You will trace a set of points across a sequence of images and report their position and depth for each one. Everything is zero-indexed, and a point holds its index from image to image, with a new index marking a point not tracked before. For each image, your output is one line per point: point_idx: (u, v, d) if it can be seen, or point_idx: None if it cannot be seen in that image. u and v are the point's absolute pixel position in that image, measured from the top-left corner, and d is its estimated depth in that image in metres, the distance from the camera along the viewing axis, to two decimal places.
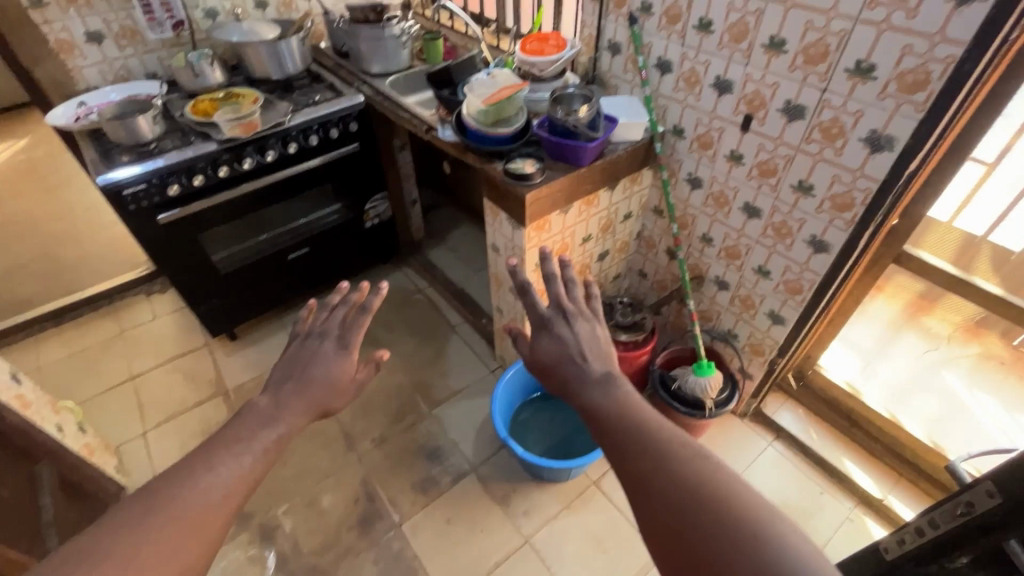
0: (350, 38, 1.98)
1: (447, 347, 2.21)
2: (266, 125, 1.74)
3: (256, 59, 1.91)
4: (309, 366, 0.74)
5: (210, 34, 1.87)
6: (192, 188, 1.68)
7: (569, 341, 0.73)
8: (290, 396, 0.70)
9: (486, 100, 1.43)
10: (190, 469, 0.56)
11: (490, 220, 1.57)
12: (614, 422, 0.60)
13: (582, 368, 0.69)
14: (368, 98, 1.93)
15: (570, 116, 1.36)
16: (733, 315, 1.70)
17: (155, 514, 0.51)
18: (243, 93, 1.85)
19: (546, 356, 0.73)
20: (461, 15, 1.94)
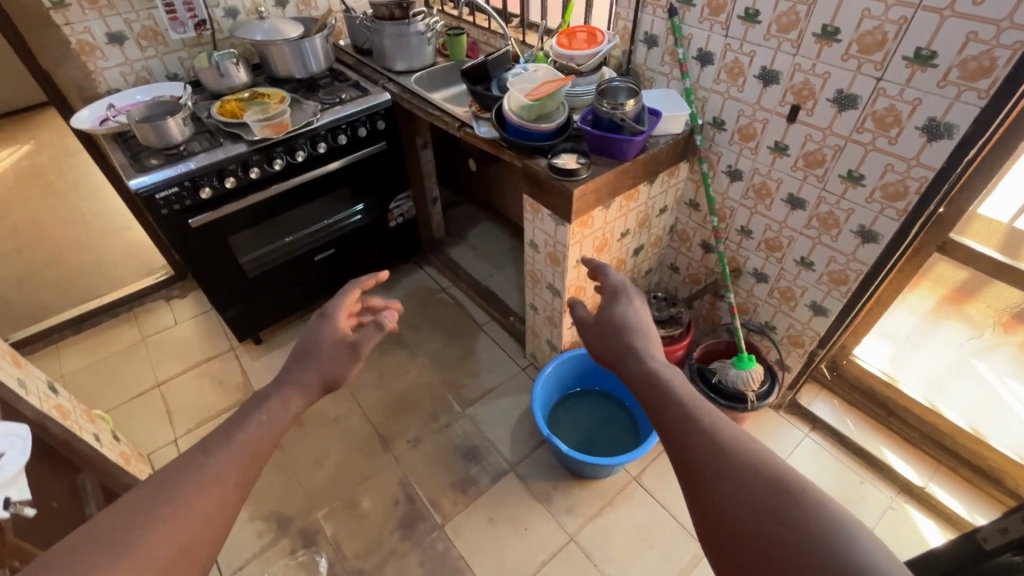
0: (374, 35, 1.95)
1: (476, 345, 2.20)
2: (296, 125, 1.72)
3: (280, 58, 1.88)
4: (321, 340, 0.81)
5: (232, 33, 1.83)
6: (223, 190, 1.65)
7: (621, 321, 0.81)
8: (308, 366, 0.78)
9: (528, 93, 1.42)
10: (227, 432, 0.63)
11: (530, 216, 1.56)
12: (661, 400, 0.65)
13: (630, 344, 0.76)
14: (394, 96, 1.91)
15: (615, 108, 1.34)
16: (772, 307, 1.69)
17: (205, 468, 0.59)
18: (270, 93, 1.82)
19: (599, 334, 0.82)
20: (486, 9, 1.92)
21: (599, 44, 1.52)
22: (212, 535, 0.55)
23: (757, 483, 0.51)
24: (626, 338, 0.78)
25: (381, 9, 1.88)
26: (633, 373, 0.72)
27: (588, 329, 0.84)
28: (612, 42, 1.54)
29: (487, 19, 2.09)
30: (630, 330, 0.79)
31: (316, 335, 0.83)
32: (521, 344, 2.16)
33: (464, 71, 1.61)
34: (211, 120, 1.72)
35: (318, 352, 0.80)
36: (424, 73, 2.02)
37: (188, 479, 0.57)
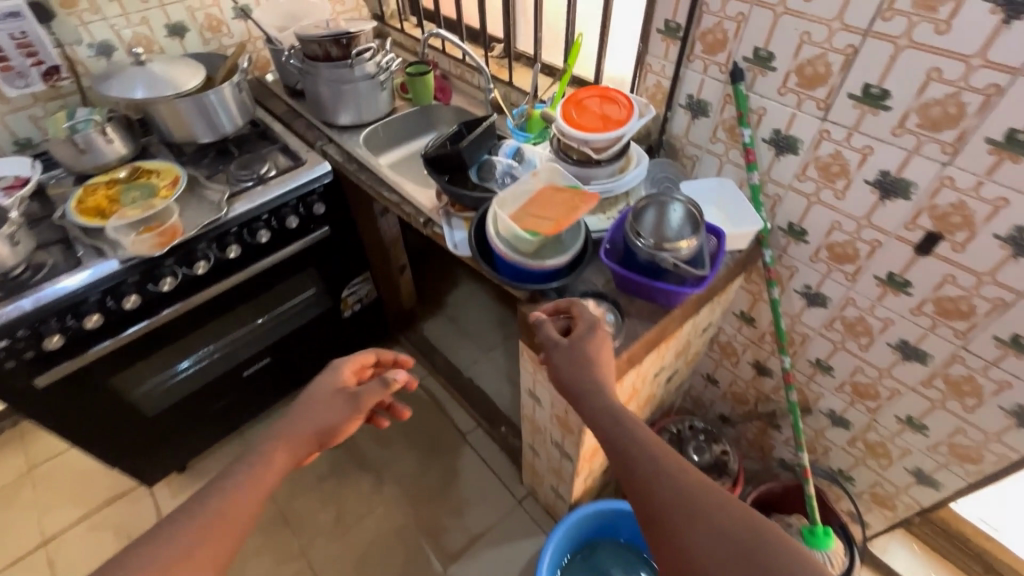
0: (307, 79, 1.43)
1: (459, 465, 1.74)
2: (194, 227, 1.21)
3: (173, 118, 1.34)
4: (316, 404, 0.84)
5: (99, 87, 1.28)
6: (81, 333, 1.14)
7: (586, 354, 0.82)
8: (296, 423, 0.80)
9: (532, 220, 0.91)
10: (219, 485, 0.69)
11: (531, 365, 1.10)
12: (612, 425, 0.75)
13: (590, 377, 0.80)
14: (338, 166, 1.40)
15: (660, 251, 0.86)
16: (851, 456, 1.27)
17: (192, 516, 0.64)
18: (154, 169, 1.31)
19: (568, 362, 0.82)
20: (460, 43, 1.42)
21: (630, 115, 1.02)
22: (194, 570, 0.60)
23: (724, 541, 0.60)
24: (588, 372, 0.80)
25: (311, 46, 1.35)
26: (593, 405, 0.77)
27: (557, 356, 0.84)
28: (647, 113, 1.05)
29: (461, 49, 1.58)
30: (594, 366, 0.81)
31: (319, 390, 0.87)
32: (515, 464, 1.72)
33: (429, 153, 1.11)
34: (61, 220, 1.19)
35: (319, 404, 0.84)
36: (378, 126, 1.52)
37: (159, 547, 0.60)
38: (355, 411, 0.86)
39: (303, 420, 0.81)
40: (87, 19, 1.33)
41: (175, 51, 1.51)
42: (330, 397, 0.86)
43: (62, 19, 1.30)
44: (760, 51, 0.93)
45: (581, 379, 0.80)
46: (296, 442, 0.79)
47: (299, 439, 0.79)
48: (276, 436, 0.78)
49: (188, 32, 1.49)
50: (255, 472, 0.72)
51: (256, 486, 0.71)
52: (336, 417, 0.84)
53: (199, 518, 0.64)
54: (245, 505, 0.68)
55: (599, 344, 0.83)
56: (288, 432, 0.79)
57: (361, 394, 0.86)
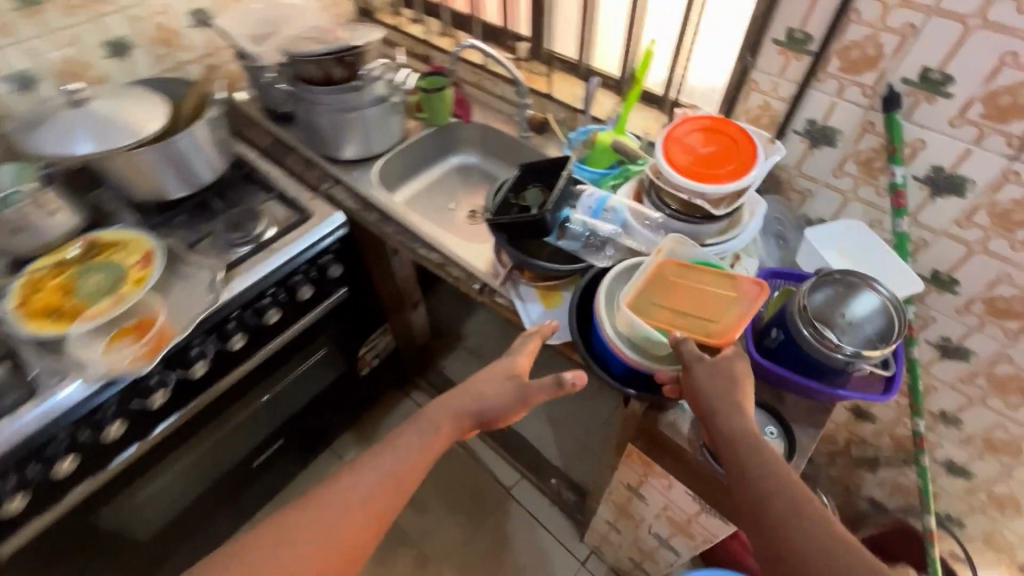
0: (300, 106, 1.14)
1: (506, 527, 1.55)
2: (184, 323, 0.92)
3: (134, 172, 1.03)
4: (481, 384, 0.82)
5: (25, 139, 0.96)
6: (50, 483, 0.88)
7: (727, 370, 0.68)
8: (457, 405, 0.80)
9: (678, 324, 0.73)
10: (397, 443, 0.77)
11: (639, 467, 0.89)
12: (752, 454, 0.62)
13: (733, 398, 0.66)
14: (352, 214, 1.14)
15: (832, 348, 0.67)
16: (966, 505, 1.15)
17: (373, 470, 0.74)
18: (117, 240, 1.02)
19: (713, 381, 0.67)
20: (490, 51, 1.15)
21: (755, 160, 0.81)
22: (362, 533, 0.69)
23: None
24: (730, 391, 0.67)
25: (306, 66, 1.06)
26: (732, 427, 0.65)
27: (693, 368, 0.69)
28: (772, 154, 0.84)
29: (481, 54, 1.32)
30: (739, 387, 0.67)
31: (482, 374, 0.83)
32: (570, 519, 1.55)
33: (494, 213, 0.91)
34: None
35: (483, 383, 0.82)
36: (391, 156, 1.25)
37: (328, 511, 0.69)
38: (516, 402, 0.80)
39: (459, 399, 0.81)
40: None
41: (120, 74, 1.18)
42: (492, 381, 0.81)
43: None
44: (930, 74, 0.73)
45: (716, 395, 0.67)
46: (454, 416, 0.80)
47: (459, 417, 0.80)
48: (432, 411, 0.81)
49: (134, 48, 1.17)
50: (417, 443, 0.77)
51: (418, 461, 0.76)
52: (498, 405, 0.80)
53: (374, 473, 0.73)
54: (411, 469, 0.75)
55: (742, 363, 0.69)
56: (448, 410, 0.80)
57: (524, 389, 0.79)
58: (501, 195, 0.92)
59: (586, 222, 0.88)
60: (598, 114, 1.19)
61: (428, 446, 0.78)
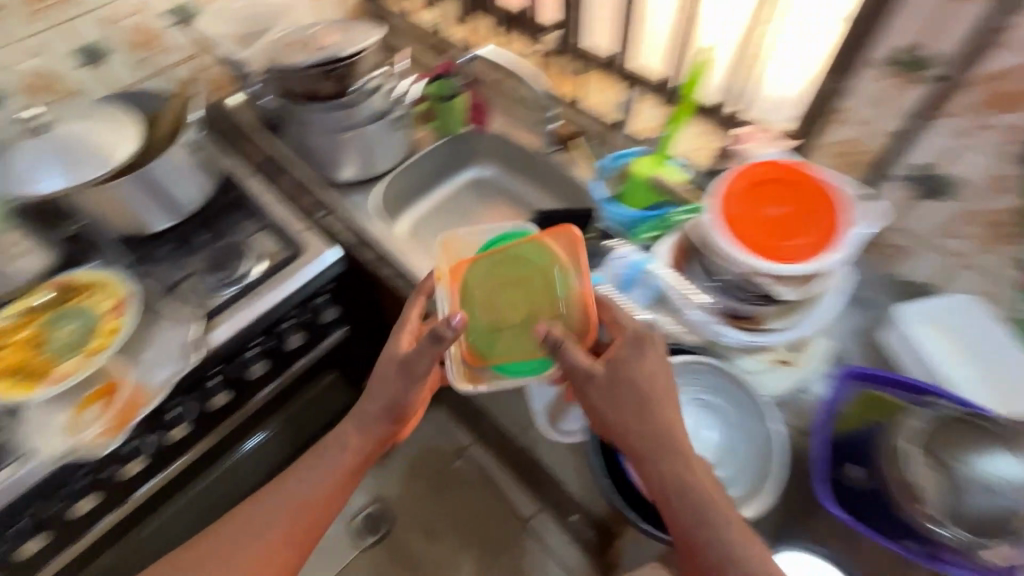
0: (290, 124, 0.99)
1: (524, 562, 1.47)
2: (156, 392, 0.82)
3: (106, 207, 0.91)
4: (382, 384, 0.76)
5: None
6: (16, 564, 0.81)
7: (632, 393, 0.66)
8: (374, 398, 0.77)
9: (521, 334, 0.73)
10: (319, 454, 0.79)
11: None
12: (677, 485, 0.62)
13: (648, 419, 0.65)
14: (348, 248, 1.00)
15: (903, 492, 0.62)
16: None
17: (295, 480, 0.78)
18: (88, 281, 0.91)
19: (611, 399, 0.67)
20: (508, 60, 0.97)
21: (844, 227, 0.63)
22: (293, 529, 0.75)
23: None
24: (642, 413, 0.65)
25: (291, 80, 0.91)
26: (654, 454, 0.64)
27: (590, 391, 0.68)
28: (870, 219, 0.63)
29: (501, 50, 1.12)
30: (649, 403, 0.65)
31: (376, 374, 0.77)
32: (591, 558, 1.45)
33: None
34: None
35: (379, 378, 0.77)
36: (394, 176, 1.09)
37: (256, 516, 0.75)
38: (411, 380, 0.73)
39: (364, 409, 0.78)
40: None
41: (95, 83, 1.05)
42: (383, 373, 0.75)
43: None
44: None
45: (624, 421, 0.66)
46: (370, 422, 0.78)
47: (370, 421, 0.78)
48: (352, 422, 0.79)
49: (110, 54, 1.04)
50: (340, 449, 0.78)
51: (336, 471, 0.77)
52: (399, 395, 0.75)
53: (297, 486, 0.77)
54: (340, 470, 0.78)
55: (645, 369, 0.67)
56: (360, 416, 0.78)
57: (414, 357, 0.71)
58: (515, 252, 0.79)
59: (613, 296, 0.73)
60: (639, 132, 1.02)
61: (349, 451, 0.78)
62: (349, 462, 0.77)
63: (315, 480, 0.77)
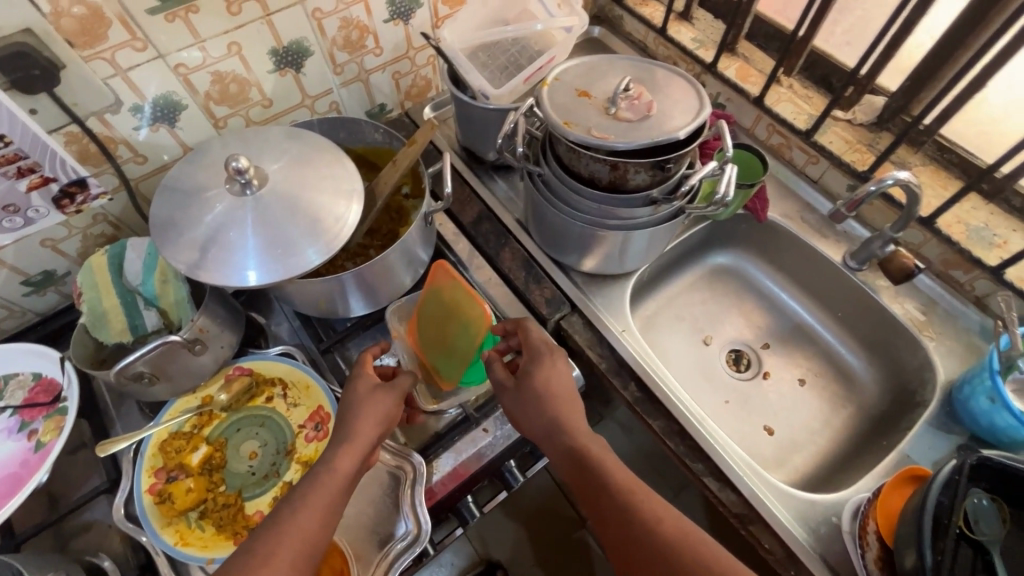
0: (550, 201, 0.73)
1: None
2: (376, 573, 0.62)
3: (311, 295, 0.68)
4: (359, 411, 0.59)
5: (170, 253, 0.61)
6: None
7: (534, 397, 0.63)
8: (353, 415, 0.59)
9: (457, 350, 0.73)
10: (313, 480, 0.54)
11: None
12: (596, 484, 0.57)
13: (543, 417, 0.62)
14: (595, 366, 0.77)
15: None
16: None
17: (299, 514, 0.51)
18: (275, 376, 0.72)
19: (521, 401, 0.63)
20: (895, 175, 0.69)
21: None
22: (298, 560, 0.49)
23: None
24: (542, 408, 0.62)
25: (591, 161, 0.65)
26: (559, 448, 0.61)
27: (504, 397, 0.66)
28: None
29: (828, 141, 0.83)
30: (545, 399, 0.62)
31: (346, 399, 0.61)
32: None
33: (904, 527, 0.54)
34: (126, 524, 0.61)
35: (359, 403, 0.60)
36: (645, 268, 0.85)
37: (268, 548, 0.48)
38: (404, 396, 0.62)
39: (340, 428, 0.58)
40: (126, 63, 0.63)
41: (286, 92, 0.80)
42: (370, 398, 0.60)
43: (77, 71, 0.60)
44: None
45: (530, 419, 0.63)
46: (356, 441, 0.57)
47: (358, 438, 0.57)
48: (332, 442, 0.58)
49: (311, 57, 0.78)
50: (316, 479, 0.54)
51: (334, 486, 0.54)
52: (382, 417, 0.59)
53: (301, 515, 0.51)
54: (320, 505, 0.52)
55: (552, 374, 0.65)
56: (343, 436, 0.57)
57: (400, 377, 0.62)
58: (956, 488, 0.51)
59: None
60: None
61: (342, 458, 0.55)
62: (331, 491, 0.53)
63: (307, 518, 0.51)
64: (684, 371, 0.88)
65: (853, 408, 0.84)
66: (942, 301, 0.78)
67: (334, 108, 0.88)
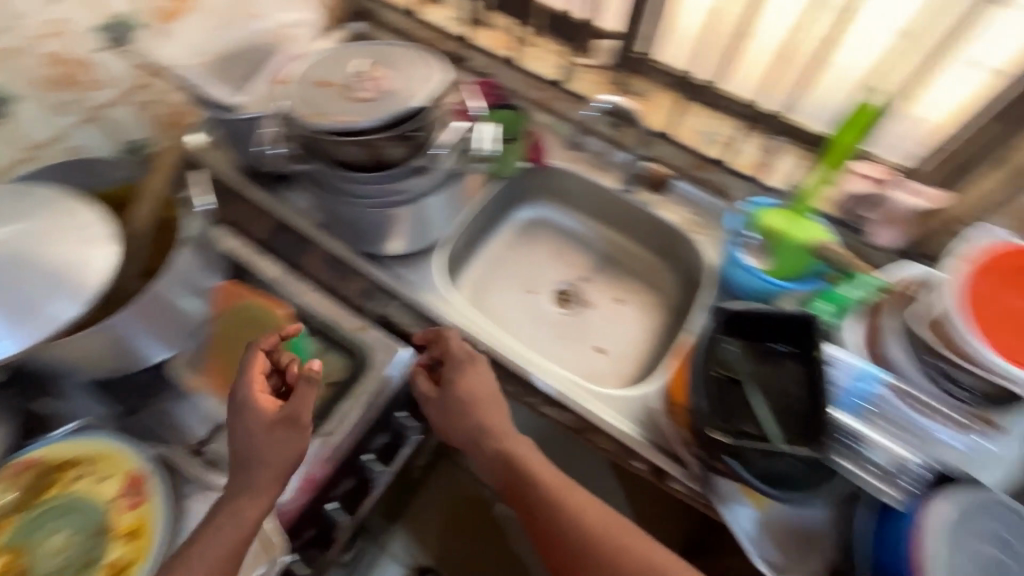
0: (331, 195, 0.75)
1: None
2: None
3: (88, 356, 0.62)
4: (245, 454, 0.59)
5: None
6: None
7: (459, 403, 0.71)
8: (244, 462, 0.59)
9: None
10: (212, 528, 0.57)
11: None
12: (523, 480, 0.67)
13: (473, 423, 0.71)
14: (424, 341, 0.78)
15: None
16: None
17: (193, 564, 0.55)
18: (75, 455, 0.64)
19: (446, 408, 0.72)
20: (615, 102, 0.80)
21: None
22: None
23: None
24: (472, 414, 0.71)
25: (346, 146, 0.67)
26: (488, 452, 0.70)
27: (431, 409, 0.73)
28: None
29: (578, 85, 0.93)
30: (472, 406, 0.71)
31: (250, 441, 0.59)
32: None
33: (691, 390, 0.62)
34: None
35: (255, 446, 0.59)
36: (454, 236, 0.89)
37: None
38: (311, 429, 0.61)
39: (251, 470, 0.58)
40: None
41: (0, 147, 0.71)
42: (272, 440, 0.59)
43: None
44: None
45: (461, 425, 0.71)
46: (269, 483, 0.59)
47: (261, 484, 0.58)
48: (235, 484, 0.59)
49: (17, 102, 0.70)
50: (220, 528, 0.56)
51: (233, 533, 0.56)
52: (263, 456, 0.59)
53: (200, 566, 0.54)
54: (223, 551, 0.56)
55: (475, 381, 0.73)
56: (261, 480, 0.58)
57: (296, 409, 0.59)
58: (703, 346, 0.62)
59: (857, 422, 0.58)
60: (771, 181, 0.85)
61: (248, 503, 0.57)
62: (233, 539, 0.56)
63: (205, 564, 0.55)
64: (519, 322, 0.94)
65: (664, 309, 0.95)
66: (701, 202, 0.90)
67: (76, 153, 0.80)
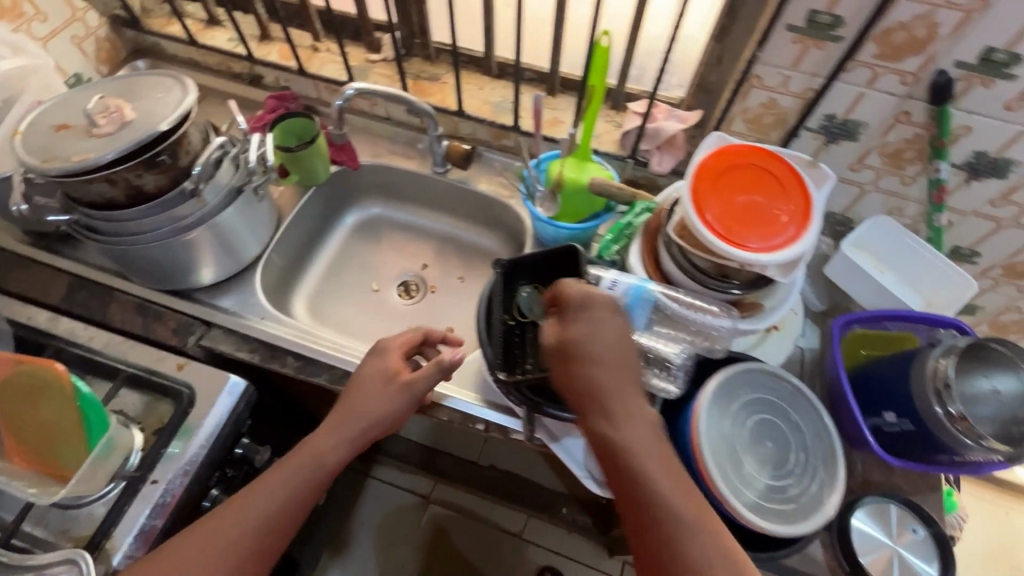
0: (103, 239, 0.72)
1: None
2: None
3: None
4: (355, 400, 0.66)
5: None
6: None
7: (598, 347, 0.54)
8: (352, 404, 0.66)
9: (58, 414, 0.63)
10: (286, 469, 0.62)
11: None
12: (611, 451, 0.51)
13: (584, 376, 0.53)
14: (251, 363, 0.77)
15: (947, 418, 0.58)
16: None
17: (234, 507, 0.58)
18: None
19: (595, 335, 0.54)
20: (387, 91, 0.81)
21: (816, 212, 0.62)
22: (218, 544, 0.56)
23: None
24: (589, 367, 0.53)
25: (91, 185, 0.64)
26: (596, 418, 0.52)
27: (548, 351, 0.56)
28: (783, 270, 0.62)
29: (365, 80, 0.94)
30: (589, 359, 0.53)
31: (364, 386, 0.67)
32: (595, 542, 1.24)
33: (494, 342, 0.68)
34: None
35: (372, 392, 0.66)
36: (271, 253, 0.88)
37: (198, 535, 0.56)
38: (414, 401, 0.67)
39: (351, 419, 0.65)
40: None
41: None
42: (375, 394, 0.66)
43: None
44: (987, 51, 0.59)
45: (590, 373, 0.54)
46: (360, 435, 0.65)
47: (352, 428, 0.64)
48: (332, 423, 0.65)
49: None
50: (290, 463, 0.62)
51: (302, 481, 0.61)
52: (375, 409, 0.65)
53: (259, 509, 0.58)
54: (281, 495, 0.60)
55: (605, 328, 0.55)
56: (357, 429, 0.64)
57: (424, 381, 0.67)
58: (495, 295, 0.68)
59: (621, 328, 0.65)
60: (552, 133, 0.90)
61: (339, 439, 0.64)
62: (302, 482, 0.61)
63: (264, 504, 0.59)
64: (365, 321, 0.94)
65: None
66: (507, 166, 0.95)
67: None
